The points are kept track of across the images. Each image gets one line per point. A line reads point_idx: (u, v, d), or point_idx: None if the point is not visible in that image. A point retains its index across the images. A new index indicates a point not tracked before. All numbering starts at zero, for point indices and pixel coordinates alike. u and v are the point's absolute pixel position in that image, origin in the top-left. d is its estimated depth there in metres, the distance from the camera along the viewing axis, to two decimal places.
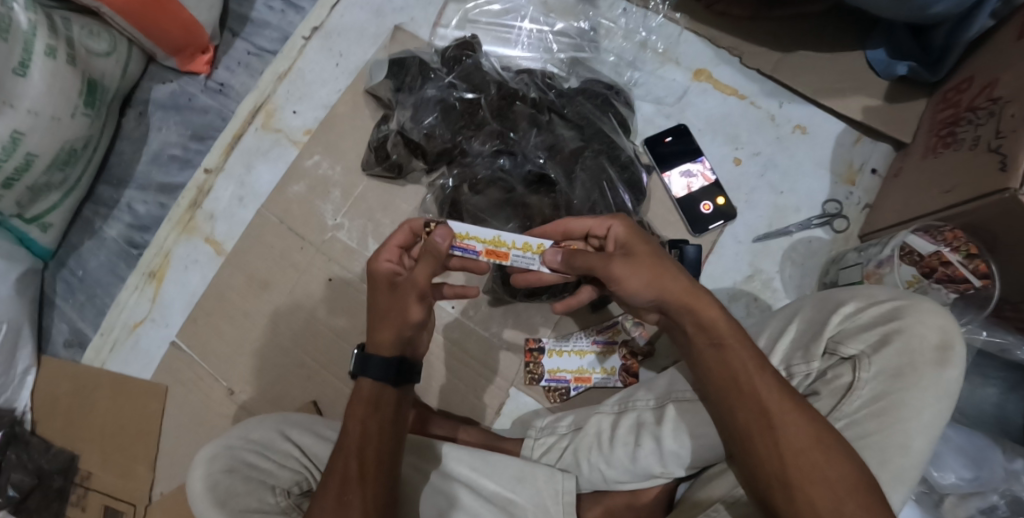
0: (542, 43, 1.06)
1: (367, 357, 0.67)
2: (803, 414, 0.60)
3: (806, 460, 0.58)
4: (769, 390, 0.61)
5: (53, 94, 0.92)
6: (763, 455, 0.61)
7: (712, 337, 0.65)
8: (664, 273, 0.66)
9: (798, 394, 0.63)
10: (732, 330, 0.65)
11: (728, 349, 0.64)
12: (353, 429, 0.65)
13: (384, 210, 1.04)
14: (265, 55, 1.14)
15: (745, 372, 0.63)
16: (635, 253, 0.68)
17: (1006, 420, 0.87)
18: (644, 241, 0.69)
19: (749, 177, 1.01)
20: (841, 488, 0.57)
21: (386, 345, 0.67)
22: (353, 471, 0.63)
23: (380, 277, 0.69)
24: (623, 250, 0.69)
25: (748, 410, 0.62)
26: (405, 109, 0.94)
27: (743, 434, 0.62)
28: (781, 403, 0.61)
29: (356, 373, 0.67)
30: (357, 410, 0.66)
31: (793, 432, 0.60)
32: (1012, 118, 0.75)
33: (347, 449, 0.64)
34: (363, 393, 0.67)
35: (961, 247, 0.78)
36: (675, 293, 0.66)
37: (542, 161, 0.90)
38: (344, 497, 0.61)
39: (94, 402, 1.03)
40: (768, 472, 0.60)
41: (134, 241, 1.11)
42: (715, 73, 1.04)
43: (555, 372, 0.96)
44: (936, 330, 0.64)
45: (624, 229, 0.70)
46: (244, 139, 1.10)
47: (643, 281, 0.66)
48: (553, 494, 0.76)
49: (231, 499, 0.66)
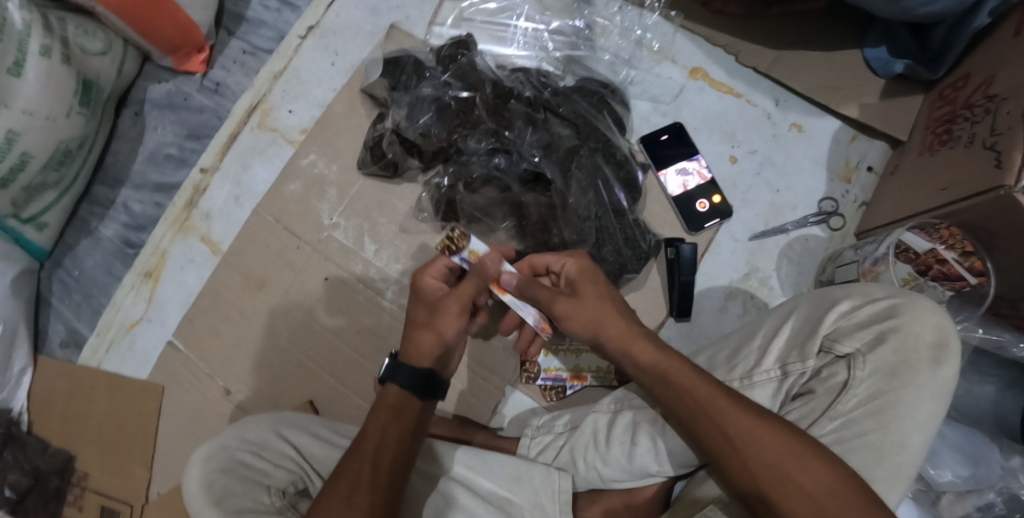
0: (538, 41, 1.06)
1: (400, 365, 0.68)
2: (767, 430, 0.60)
3: (778, 473, 0.58)
4: (728, 413, 0.61)
5: (47, 94, 0.92)
6: (737, 475, 0.61)
7: (657, 373, 0.66)
8: (604, 314, 0.69)
9: (762, 409, 0.62)
10: (676, 364, 0.65)
11: (677, 382, 0.64)
12: (372, 434, 0.64)
13: (380, 209, 1.04)
14: (260, 54, 1.13)
15: (697, 400, 0.63)
16: (581, 292, 0.71)
17: (1003, 418, 0.87)
18: (595, 280, 0.72)
19: (745, 175, 1.01)
20: (817, 495, 0.57)
21: (422, 353, 0.69)
22: (366, 474, 0.62)
23: (425, 290, 0.74)
24: (572, 288, 0.73)
25: (708, 435, 0.62)
26: (400, 107, 0.93)
27: (711, 457, 0.63)
28: (741, 423, 0.61)
29: (384, 378, 0.68)
30: (380, 415, 0.66)
31: (759, 450, 0.59)
32: (1009, 115, 0.75)
33: (363, 452, 0.63)
34: (387, 399, 0.67)
35: (958, 244, 0.79)
36: (614, 333, 0.68)
37: (537, 159, 0.90)
38: (351, 498, 0.60)
39: (90, 402, 1.03)
40: (746, 490, 0.60)
41: (130, 241, 1.11)
42: (710, 72, 1.04)
43: (551, 370, 0.96)
44: (931, 329, 0.64)
45: (575, 268, 0.73)
46: (240, 138, 1.10)
47: (582, 320, 0.69)
48: (550, 493, 0.76)
49: (227, 498, 0.65)
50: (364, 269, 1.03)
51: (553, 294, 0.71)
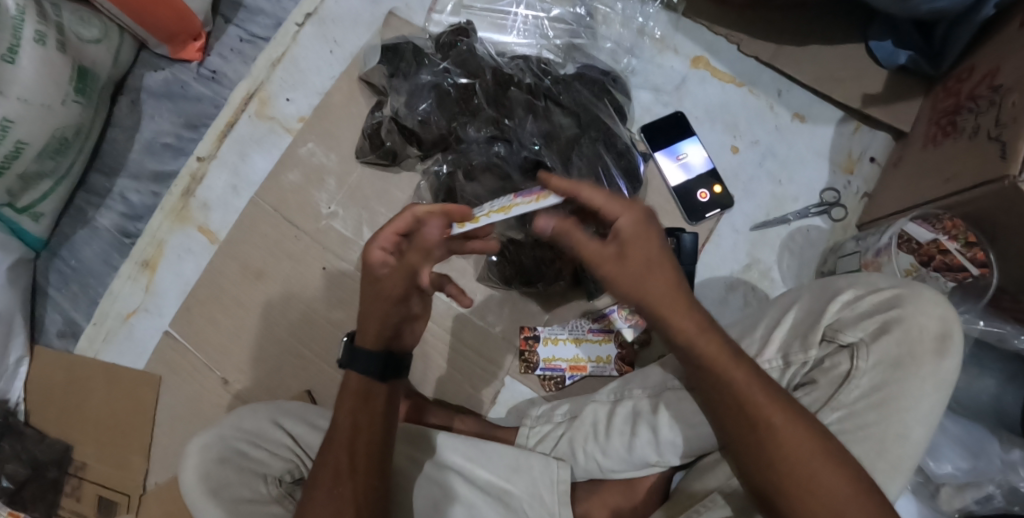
0: (539, 29, 1.05)
1: (355, 350, 0.66)
2: (798, 427, 0.59)
3: (801, 470, 0.58)
4: (761, 405, 0.60)
5: (43, 81, 0.91)
6: (758, 467, 0.60)
7: (694, 358, 0.62)
8: (652, 290, 0.60)
9: (794, 403, 0.61)
10: (716, 351, 0.61)
11: (715, 371, 0.61)
12: (342, 421, 0.64)
13: (379, 198, 1.03)
14: (258, 42, 1.12)
15: (734, 390, 0.61)
16: (629, 257, 0.60)
17: (1004, 411, 0.87)
18: (649, 245, 0.60)
19: (747, 166, 1.00)
20: (837, 494, 0.56)
21: (374, 336, 0.66)
22: (344, 463, 0.62)
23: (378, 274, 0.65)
24: (620, 246, 0.60)
25: (738, 421, 0.61)
26: (399, 94, 0.92)
27: (736, 443, 0.62)
28: (772, 418, 0.59)
29: (346, 365, 0.66)
30: (346, 403, 0.65)
31: (786, 446, 0.58)
32: (1014, 106, 0.74)
33: (337, 442, 0.63)
34: (351, 385, 0.66)
35: (961, 235, 0.77)
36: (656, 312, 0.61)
37: (537, 148, 0.88)
38: (335, 490, 0.61)
39: (88, 391, 1.03)
40: (765, 482, 0.60)
41: (127, 230, 1.10)
42: (712, 61, 1.03)
43: (550, 361, 0.96)
44: (936, 320, 0.63)
45: (628, 230, 0.60)
46: (238, 127, 1.09)
47: (624, 288, 0.60)
48: (548, 484, 0.75)
49: (224, 489, 0.66)
50: None
51: (600, 252, 0.61)
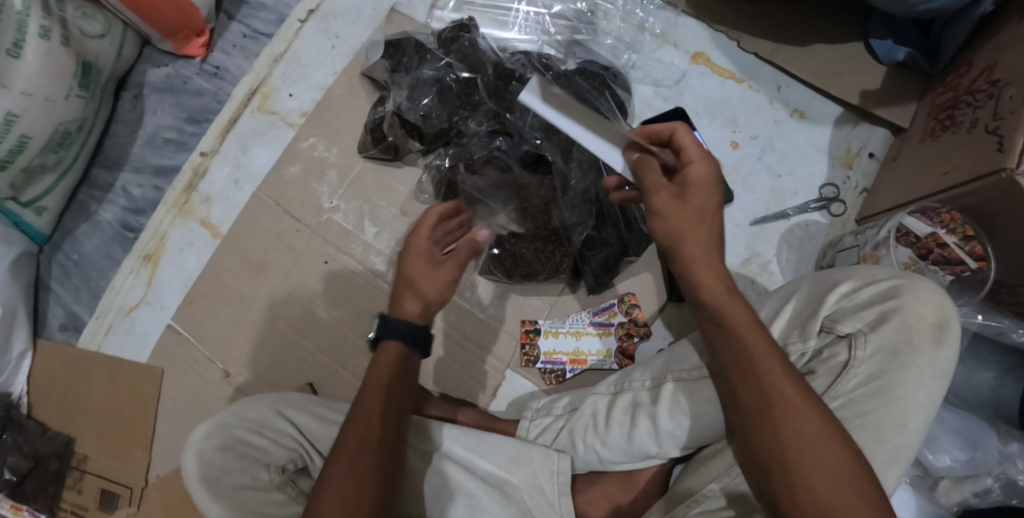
0: (539, 25, 1.05)
1: (389, 320, 0.69)
2: (807, 402, 0.59)
3: (806, 445, 0.58)
4: (776, 375, 0.60)
5: (47, 75, 0.92)
6: (763, 439, 0.60)
7: (717, 316, 0.64)
8: (699, 228, 0.65)
9: (805, 381, 0.62)
10: (740, 311, 0.64)
11: (735, 331, 0.63)
12: (376, 387, 0.66)
13: (380, 193, 1.04)
14: (260, 37, 1.13)
15: (751, 357, 0.62)
16: (691, 195, 0.65)
17: (1001, 404, 0.87)
18: (712, 191, 0.66)
19: (746, 161, 1.01)
20: (839, 476, 0.57)
21: (409, 310, 0.71)
22: (374, 432, 0.63)
23: (415, 250, 0.75)
24: (682, 187, 0.66)
25: (749, 389, 0.61)
26: (400, 89, 0.93)
27: (743, 416, 0.62)
28: (784, 389, 0.60)
29: (377, 337, 0.69)
30: (380, 374, 0.67)
31: (792, 418, 0.59)
32: (1011, 100, 0.75)
33: (368, 410, 0.64)
34: (386, 356, 0.68)
35: (958, 229, 0.78)
36: (695, 249, 0.64)
37: (539, 142, 0.88)
38: (361, 456, 0.62)
39: (90, 383, 1.03)
40: (768, 455, 0.60)
41: (130, 225, 1.11)
42: (712, 57, 1.04)
43: (550, 354, 0.96)
44: (933, 309, 0.64)
45: (696, 170, 0.65)
46: (241, 121, 1.10)
47: (669, 226, 0.66)
48: (548, 474, 0.77)
49: (225, 476, 0.67)
50: (364, 253, 1.03)
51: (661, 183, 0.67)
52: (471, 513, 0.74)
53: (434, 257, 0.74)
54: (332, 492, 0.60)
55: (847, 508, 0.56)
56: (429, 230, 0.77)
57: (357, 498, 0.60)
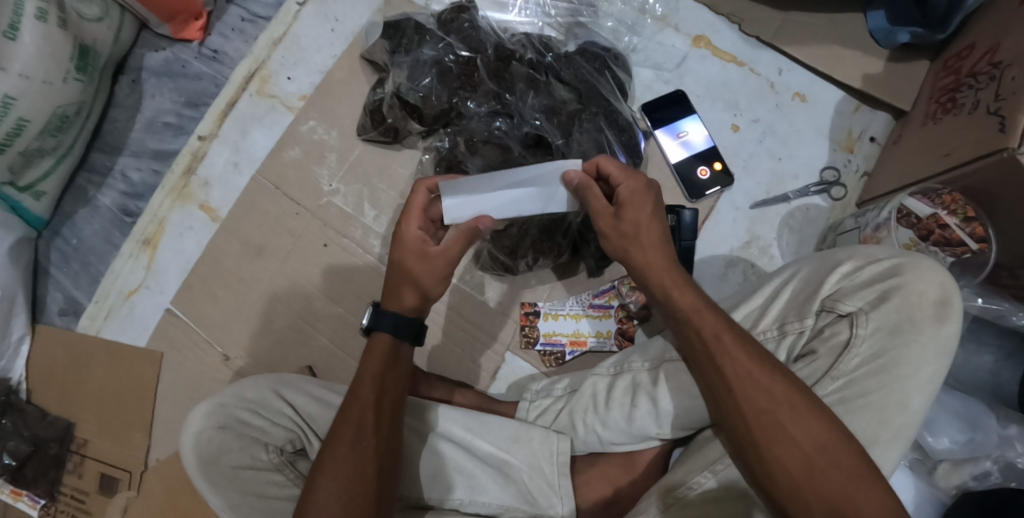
0: (540, 6, 1.05)
1: (381, 312, 0.68)
2: (767, 377, 0.61)
3: (770, 422, 0.60)
4: (731, 355, 0.62)
5: (45, 57, 0.91)
6: (727, 416, 0.62)
7: (675, 304, 0.67)
8: (641, 241, 0.67)
9: (770, 357, 0.62)
10: (689, 300, 0.66)
11: (688, 318, 0.65)
12: (368, 381, 0.66)
13: (380, 175, 1.04)
14: (258, 21, 1.12)
15: (706, 336, 0.64)
16: (625, 214, 0.67)
17: (1000, 388, 0.87)
18: (645, 203, 0.68)
19: (747, 144, 1.01)
20: (807, 448, 0.58)
21: (400, 304, 0.69)
22: (370, 419, 0.64)
23: (408, 243, 0.69)
24: (620, 207, 0.68)
25: (711, 371, 0.63)
26: (401, 70, 0.92)
27: (712, 397, 0.64)
28: (741, 367, 0.62)
29: (368, 328, 0.68)
30: (373, 363, 0.67)
31: (754, 396, 0.61)
32: (1013, 81, 0.75)
33: (362, 399, 0.65)
34: (379, 346, 0.68)
35: (959, 210, 0.78)
36: (643, 253, 0.67)
37: (539, 122, 0.89)
38: (358, 445, 0.63)
39: (90, 367, 1.03)
40: (737, 434, 0.62)
41: (129, 209, 1.10)
42: (714, 40, 1.04)
43: (550, 335, 0.96)
44: (935, 287, 0.64)
45: (625, 189, 0.67)
46: (239, 105, 1.09)
47: (613, 246, 0.69)
48: (548, 455, 0.77)
49: (223, 456, 0.69)
50: (363, 236, 1.03)
51: (604, 209, 0.68)
52: (471, 494, 0.74)
53: (428, 250, 0.69)
54: (329, 481, 0.61)
55: (820, 480, 0.57)
56: (419, 215, 0.70)
57: (354, 487, 0.61)
